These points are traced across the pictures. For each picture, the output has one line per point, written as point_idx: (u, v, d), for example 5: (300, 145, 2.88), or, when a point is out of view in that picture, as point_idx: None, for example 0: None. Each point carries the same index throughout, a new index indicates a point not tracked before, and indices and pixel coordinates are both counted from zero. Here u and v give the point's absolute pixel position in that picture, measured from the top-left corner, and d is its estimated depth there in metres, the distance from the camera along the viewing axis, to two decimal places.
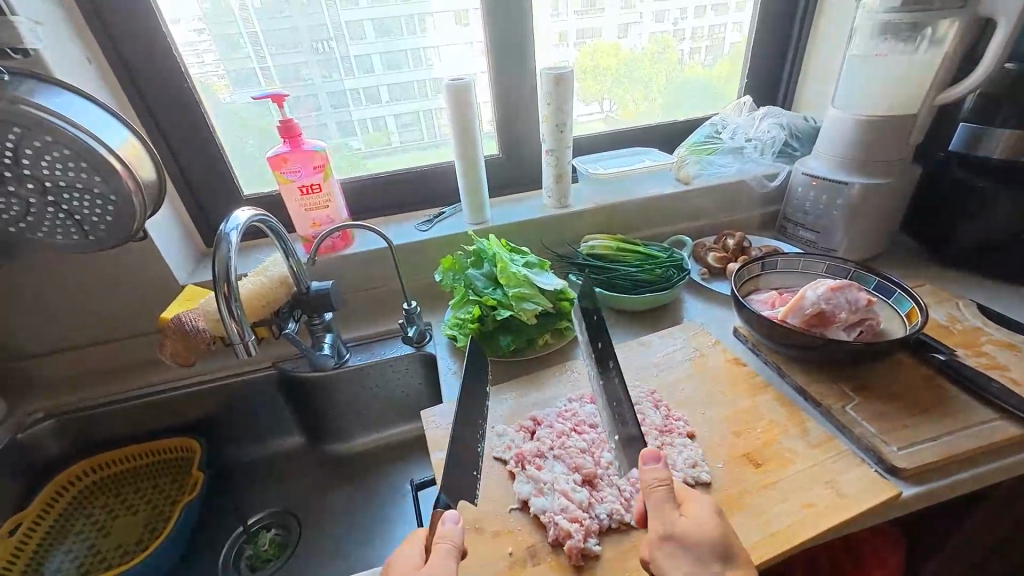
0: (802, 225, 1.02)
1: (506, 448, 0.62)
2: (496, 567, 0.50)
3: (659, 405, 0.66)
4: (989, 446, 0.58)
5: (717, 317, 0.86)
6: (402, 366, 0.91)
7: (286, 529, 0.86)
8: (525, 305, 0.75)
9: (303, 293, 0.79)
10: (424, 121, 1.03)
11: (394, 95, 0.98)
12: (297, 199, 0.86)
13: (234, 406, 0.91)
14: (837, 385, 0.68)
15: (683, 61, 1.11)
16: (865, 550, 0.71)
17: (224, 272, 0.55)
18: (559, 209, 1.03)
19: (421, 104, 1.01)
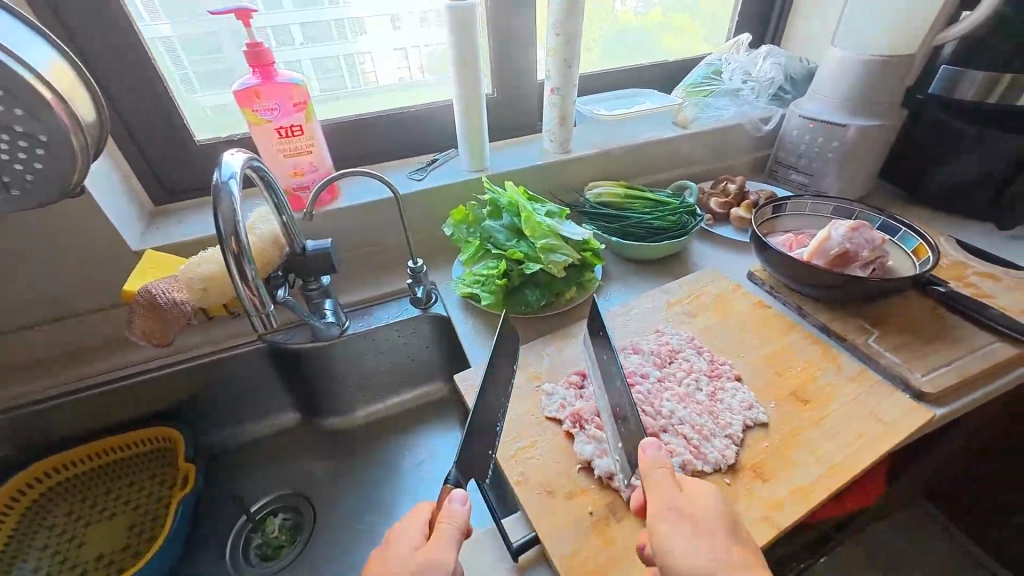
0: (795, 169, 1.04)
1: (560, 407, 0.59)
2: (579, 528, 0.48)
3: (700, 351, 0.66)
4: (993, 366, 0.63)
5: (730, 262, 0.87)
6: (409, 331, 0.84)
7: (296, 512, 0.79)
8: (554, 257, 0.70)
9: (298, 254, 0.68)
10: (347, 67, 0.87)
11: (309, 35, 0.82)
12: (274, 142, 0.73)
13: (218, 386, 0.80)
14: (856, 321, 0.71)
15: (615, 7, 1.01)
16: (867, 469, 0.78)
17: (232, 226, 0.45)
18: (562, 155, 0.96)
19: (341, 48, 0.85)
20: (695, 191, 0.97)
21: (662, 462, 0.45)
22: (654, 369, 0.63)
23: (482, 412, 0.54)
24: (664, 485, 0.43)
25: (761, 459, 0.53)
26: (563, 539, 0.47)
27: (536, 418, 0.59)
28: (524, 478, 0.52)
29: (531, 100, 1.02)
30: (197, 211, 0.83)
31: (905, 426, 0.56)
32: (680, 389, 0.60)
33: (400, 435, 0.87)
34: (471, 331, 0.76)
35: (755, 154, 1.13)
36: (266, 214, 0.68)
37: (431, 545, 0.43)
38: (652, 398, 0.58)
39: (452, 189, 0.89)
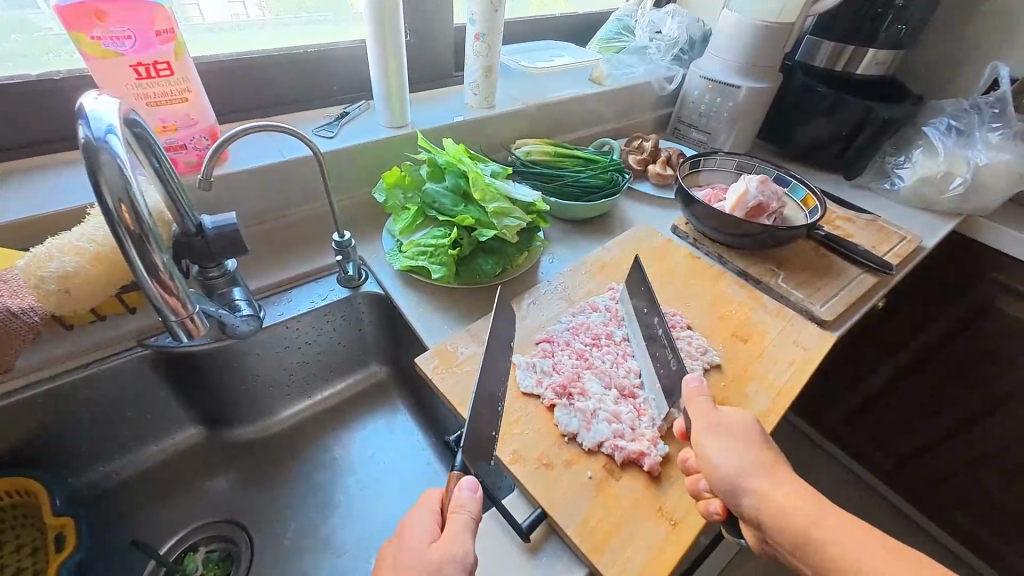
0: (695, 127, 1.12)
1: (537, 381, 0.56)
2: (584, 495, 0.48)
3: (652, 304, 0.69)
4: (865, 292, 0.78)
5: (655, 217, 0.92)
6: (340, 314, 0.73)
7: (222, 543, 0.66)
8: (507, 222, 0.66)
9: (193, 234, 0.53)
10: None
11: None
12: (130, 85, 0.54)
13: (85, 411, 0.61)
14: (765, 263, 0.81)
15: None
16: None
17: (126, 200, 0.33)
18: (487, 110, 0.90)
19: None
20: (617, 149, 0.99)
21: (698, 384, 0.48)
22: (616, 327, 0.64)
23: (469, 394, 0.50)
24: (703, 407, 0.46)
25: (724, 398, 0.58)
26: (571, 511, 0.46)
27: (512, 394, 0.55)
28: (518, 456, 0.50)
29: (446, 47, 0.92)
30: (11, 182, 0.62)
31: (820, 350, 0.66)
32: (646, 345, 0.61)
33: (338, 431, 0.77)
34: (416, 308, 0.69)
35: (659, 113, 1.19)
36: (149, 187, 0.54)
37: (441, 534, 0.41)
38: (622, 357, 0.59)
39: (370, 148, 0.77)
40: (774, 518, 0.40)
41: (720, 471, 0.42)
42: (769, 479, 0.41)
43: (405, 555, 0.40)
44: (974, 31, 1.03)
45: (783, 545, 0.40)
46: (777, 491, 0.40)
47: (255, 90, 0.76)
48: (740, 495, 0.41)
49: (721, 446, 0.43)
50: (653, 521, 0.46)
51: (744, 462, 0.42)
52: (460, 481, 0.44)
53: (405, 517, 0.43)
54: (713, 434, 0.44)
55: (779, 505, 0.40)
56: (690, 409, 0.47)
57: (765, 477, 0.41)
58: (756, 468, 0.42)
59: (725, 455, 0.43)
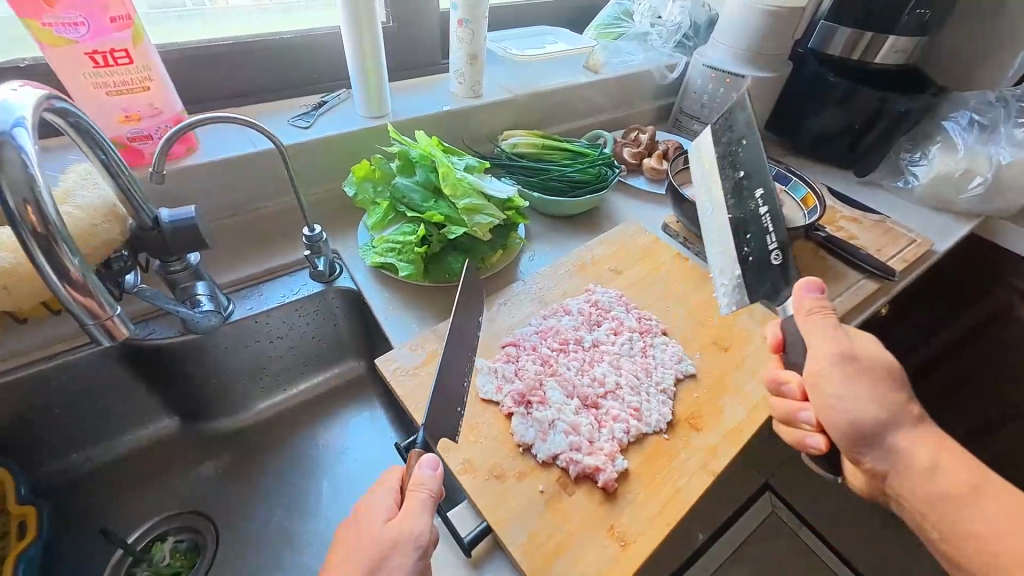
0: (697, 118, 1.07)
1: (496, 388, 0.54)
2: (534, 510, 0.46)
3: (629, 307, 0.66)
4: (863, 300, 0.73)
5: (647, 214, 0.88)
6: (312, 308, 0.72)
7: (191, 532, 0.67)
8: (478, 219, 0.63)
9: (150, 228, 0.52)
10: None
11: None
12: (86, 74, 0.53)
13: (56, 400, 0.62)
14: None
15: None
16: None
17: (30, 201, 0.31)
18: (472, 100, 0.87)
19: None
20: (609, 141, 0.95)
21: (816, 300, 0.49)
22: (586, 331, 0.61)
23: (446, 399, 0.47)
24: (827, 327, 0.47)
25: (696, 410, 0.55)
26: (518, 526, 0.45)
27: (471, 400, 0.53)
28: (470, 465, 0.48)
29: (431, 34, 0.89)
30: None
31: None
32: (615, 353, 0.58)
33: (311, 425, 0.77)
34: (387, 306, 0.67)
35: (660, 104, 1.14)
36: (96, 177, 0.52)
37: (402, 515, 0.41)
38: (589, 364, 0.57)
39: (347, 139, 0.75)
40: (913, 477, 0.43)
41: (853, 417, 0.44)
42: (919, 430, 0.44)
43: (358, 541, 0.40)
44: (1004, 16, 0.95)
45: (916, 501, 0.43)
46: (922, 445, 0.43)
47: (229, 77, 0.74)
48: (879, 446, 0.44)
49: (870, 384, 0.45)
50: (602, 541, 0.44)
51: (880, 411, 0.44)
52: (421, 459, 0.44)
53: (363, 499, 0.43)
54: (838, 374, 0.45)
55: (931, 458, 0.43)
56: (810, 336, 0.48)
57: (907, 437, 0.43)
58: (894, 420, 0.44)
59: (855, 402, 0.44)
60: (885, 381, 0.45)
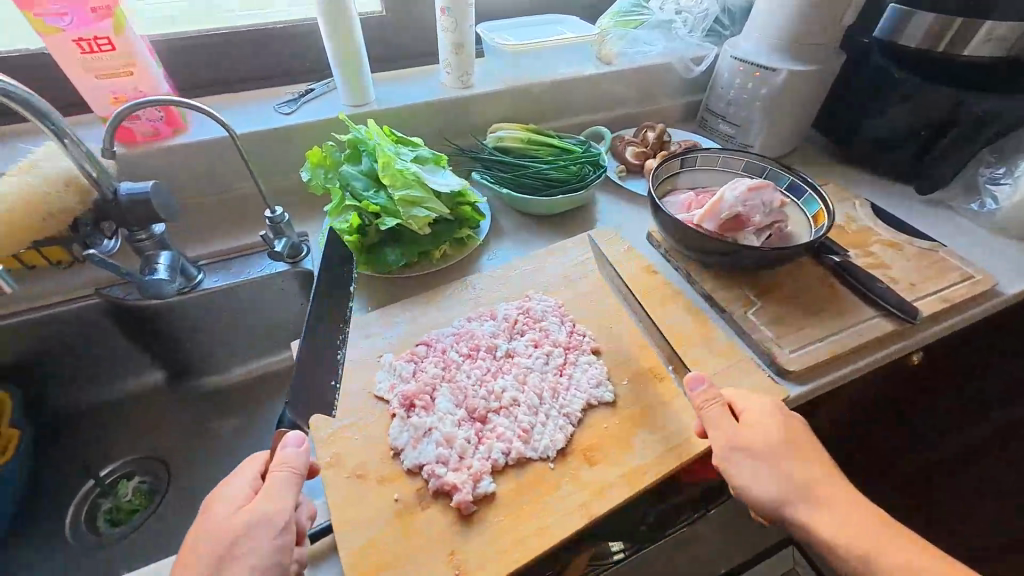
0: (724, 117, 0.95)
1: (389, 386, 0.53)
2: (382, 516, 0.44)
3: (564, 320, 0.61)
4: (867, 342, 0.61)
5: (634, 220, 0.80)
6: (274, 287, 0.75)
7: (154, 476, 0.74)
8: (414, 212, 0.62)
9: (110, 199, 0.58)
10: None
11: None
12: (78, 60, 0.60)
13: (54, 344, 0.72)
14: (741, 289, 0.66)
15: None
16: None
17: None
18: (461, 91, 0.84)
19: None
20: (608, 139, 0.88)
21: (708, 393, 0.49)
22: (504, 340, 0.57)
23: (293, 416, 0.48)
24: (717, 419, 0.47)
25: (597, 442, 0.50)
26: (360, 530, 0.43)
27: (362, 395, 0.53)
28: (336, 460, 0.48)
29: (430, 24, 0.89)
30: None
31: None
32: (525, 367, 0.55)
33: (273, 396, 0.81)
34: None
35: (687, 100, 1.03)
36: (54, 150, 0.57)
37: (261, 497, 0.40)
38: (491, 376, 0.54)
39: (324, 126, 0.77)
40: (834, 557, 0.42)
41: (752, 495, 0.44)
42: (816, 508, 0.43)
43: (211, 529, 0.39)
44: None
45: None
46: (824, 520, 0.42)
47: (227, 64, 0.79)
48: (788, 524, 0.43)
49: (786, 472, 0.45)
50: (439, 565, 0.41)
51: (778, 488, 0.44)
52: (287, 438, 0.44)
53: (217, 488, 0.42)
54: (733, 461, 0.45)
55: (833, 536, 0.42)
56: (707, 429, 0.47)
57: (812, 508, 0.43)
58: (797, 493, 0.43)
59: (752, 483, 0.44)
60: (779, 457, 0.45)
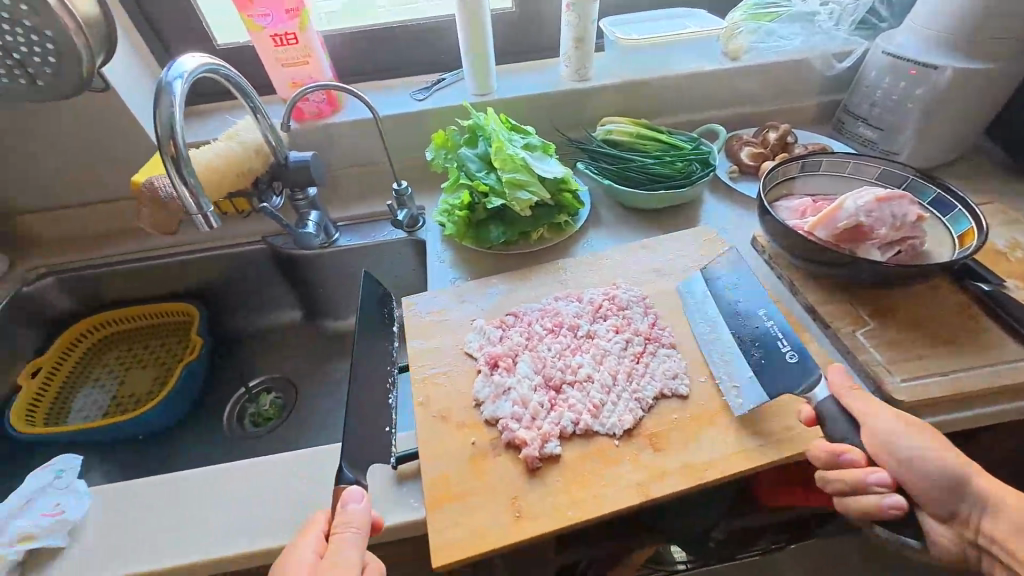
0: (864, 120, 0.86)
1: (478, 347, 0.59)
2: (459, 454, 0.50)
3: (648, 312, 0.62)
4: (1009, 386, 0.53)
5: (740, 223, 0.77)
6: (393, 251, 0.86)
7: (286, 394, 0.89)
8: (519, 194, 0.68)
9: (282, 165, 0.73)
10: None
11: None
12: (271, 51, 0.75)
13: (230, 277, 0.91)
14: (853, 306, 0.61)
15: None
16: None
17: (170, 135, 0.50)
18: (577, 84, 0.88)
19: None
20: (723, 138, 0.85)
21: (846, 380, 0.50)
22: (587, 321, 0.61)
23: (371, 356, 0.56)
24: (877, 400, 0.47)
25: (663, 430, 0.51)
26: (439, 461, 0.50)
27: (455, 350, 0.60)
28: (426, 400, 0.55)
29: (556, 20, 0.93)
30: None
31: None
32: (603, 350, 0.57)
33: None
34: (442, 259, 0.75)
35: (823, 99, 0.94)
36: (251, 122, 0.72)
37: (331, 559, 0.41)
38: (570, 351, 0.57)
39: (450, 112, 0.86)
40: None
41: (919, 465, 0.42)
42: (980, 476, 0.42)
43: None
44: None
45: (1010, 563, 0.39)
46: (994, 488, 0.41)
47: (377, 56, 0.91)
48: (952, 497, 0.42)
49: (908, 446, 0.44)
50: (501, 505, 0.46)
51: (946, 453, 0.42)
52: (347, 494, 0.44)
53: (282, 553, 0.42)
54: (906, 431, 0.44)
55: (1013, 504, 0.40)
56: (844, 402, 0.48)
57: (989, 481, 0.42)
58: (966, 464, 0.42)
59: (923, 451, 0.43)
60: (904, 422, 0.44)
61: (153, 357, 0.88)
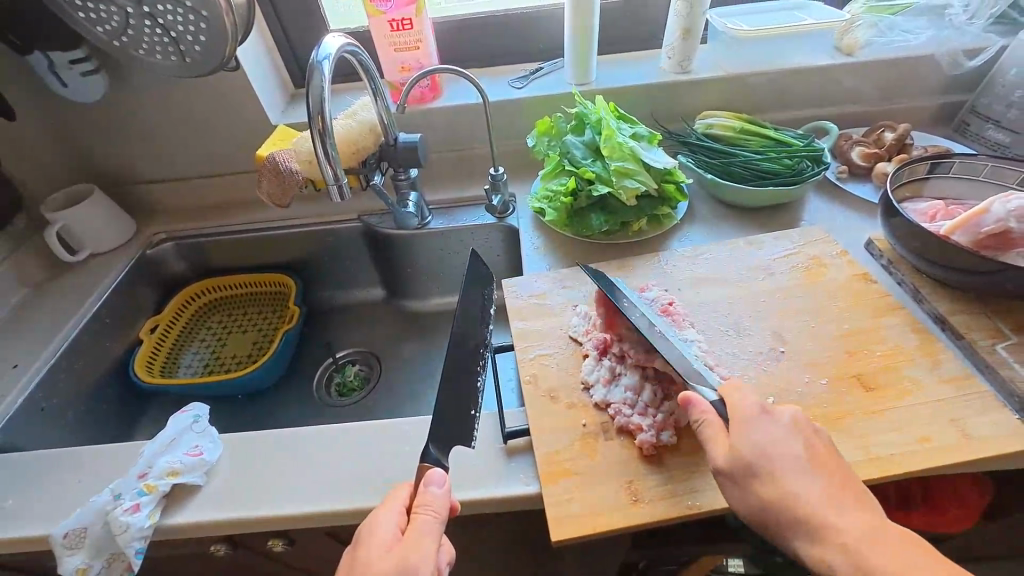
0: (996, 121, 0.79)
1: (584, 332, 0.59)
2: (568, 435, 0.51)
3: (757, 313, 0.60)
4: None
5: (852, 226, 0.73)
6: (482, 235, 0.87)
7: (369, 367, 0.92)
8: (626, 183, 0.68)
9: (391, 145, 0.75)
10: None
11: None
12: (387, 36, 0.78)
13: (323, 252, 0.95)
14: (990, 319, 0.57)
15: None
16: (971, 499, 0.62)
17: (321, 114, 0.54)
18: (679, 76, 0.86)
19: None
20: (834, 135, 0.81)
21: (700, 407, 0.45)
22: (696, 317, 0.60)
23: (468, 330, 0.58)
24: (718, 431, 0.43)
25: None
26: (550, 440, 0.51)
27: (559, 333, 0.60)
28: (534, 379, 0.56)
29: (657, 11, 0.92)
30: None
31: (992, 449, 0.47)
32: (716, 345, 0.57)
33: None
34: (535, 246, 0.76)
35: (944, 100, 0.88)
36: (367, 103, 0.75)
37: (410, 539, 0.41)
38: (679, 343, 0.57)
39: (548, 101, 0.87)
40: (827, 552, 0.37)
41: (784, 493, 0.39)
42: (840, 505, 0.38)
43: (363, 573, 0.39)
44: None
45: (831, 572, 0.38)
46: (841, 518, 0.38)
47: (477, 45, 0.93)
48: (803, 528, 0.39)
49: (791, 469, 0.40)
50: (615, 488, 0.47)
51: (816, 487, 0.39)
52: (430, 477, 0.43)
53: (367, 524, 0.42)
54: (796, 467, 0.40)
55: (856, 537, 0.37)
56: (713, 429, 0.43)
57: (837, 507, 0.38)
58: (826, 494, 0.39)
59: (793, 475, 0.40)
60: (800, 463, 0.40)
61: (252, 325, 0.93)
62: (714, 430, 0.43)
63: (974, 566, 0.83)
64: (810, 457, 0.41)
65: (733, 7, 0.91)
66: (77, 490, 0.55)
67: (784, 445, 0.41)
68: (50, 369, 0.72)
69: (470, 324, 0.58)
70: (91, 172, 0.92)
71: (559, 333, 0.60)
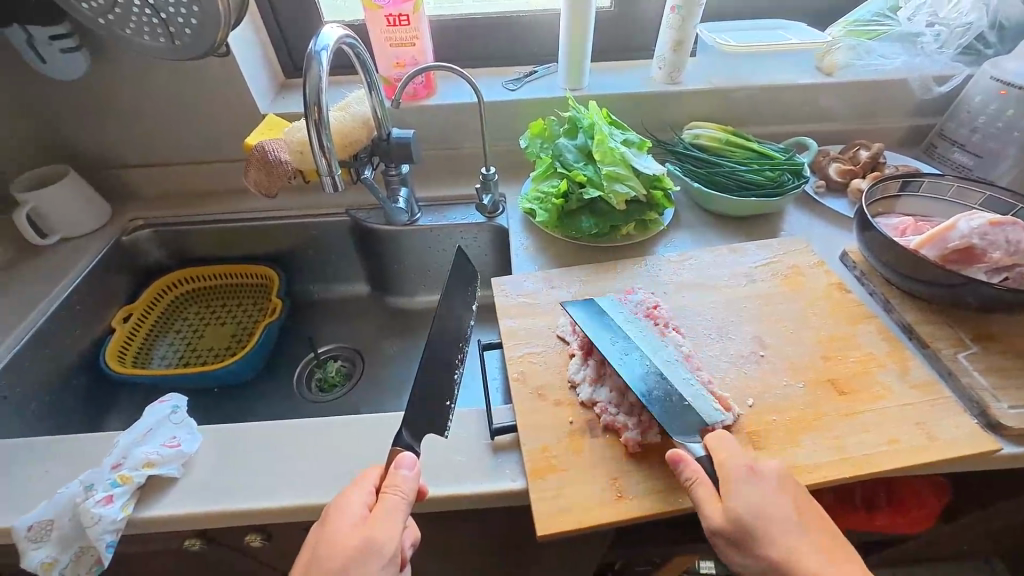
0: (961, 145, 0.84)
1: (572, 331, 0.60)
2: (555, 432, 0.51)
3: (740, 318, 0.62)
4: None
5: (829, 238, 0.76)
6: (472, 234, 0.87)
7: (352, 363, 0.91)
8: (616, 187, 0.70)
9: (384, 139, 0.75)
10: None
11: None
12: (383, 31, 0.78)
13: (308, 246, 0.94)
14: (954, 329, 0.60)
15: None
16: (930, 500, 0.65)
17: (316, 104, 0.54)
18: (669, 87, 0.88)
19: None
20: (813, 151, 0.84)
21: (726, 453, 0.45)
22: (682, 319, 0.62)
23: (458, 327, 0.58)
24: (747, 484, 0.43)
25: (763, 429, 0.51)
26: (537, 437, 0.51)
27: (548, 332, 0.61)
28: (522, 377, 0.56)
29: (650, 23, 0.94)
30: None
31: (954, 452, 0.49)
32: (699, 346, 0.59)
33: None
34: (524, 246, 0.76)
35: (915, 123, 0.93)
36: (361, 97, 0.75)
37: (375, 518, 0.41)
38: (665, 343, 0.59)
39: (541, 104, 0.88)
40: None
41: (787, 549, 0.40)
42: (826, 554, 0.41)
43: (327, 550, 0.39)
44: None
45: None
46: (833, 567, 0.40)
47: (473, 45, 0.94)
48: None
49: (804, 532, 0.42)
50: (600, 484, 0.48)
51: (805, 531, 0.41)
52: (401, 458, 0.44)
53: (332, 503, 0.42)
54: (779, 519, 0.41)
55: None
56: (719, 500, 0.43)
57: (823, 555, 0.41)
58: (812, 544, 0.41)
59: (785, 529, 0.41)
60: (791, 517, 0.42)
61: (231, 317, 0.90)
62: (707, 491, 0.43)
63: (932, 566, 0.87)
64: (804, 511, 0.43)
65: (722, 23, 0.94)
66: (41, 482, 0.53)
67: (774, 503, 0.42)
68: (15, 355, 0.69)
69: (453, 320, 0.58)
70: (65, 153, 0.88)
71: (548, 333, 0.61)
